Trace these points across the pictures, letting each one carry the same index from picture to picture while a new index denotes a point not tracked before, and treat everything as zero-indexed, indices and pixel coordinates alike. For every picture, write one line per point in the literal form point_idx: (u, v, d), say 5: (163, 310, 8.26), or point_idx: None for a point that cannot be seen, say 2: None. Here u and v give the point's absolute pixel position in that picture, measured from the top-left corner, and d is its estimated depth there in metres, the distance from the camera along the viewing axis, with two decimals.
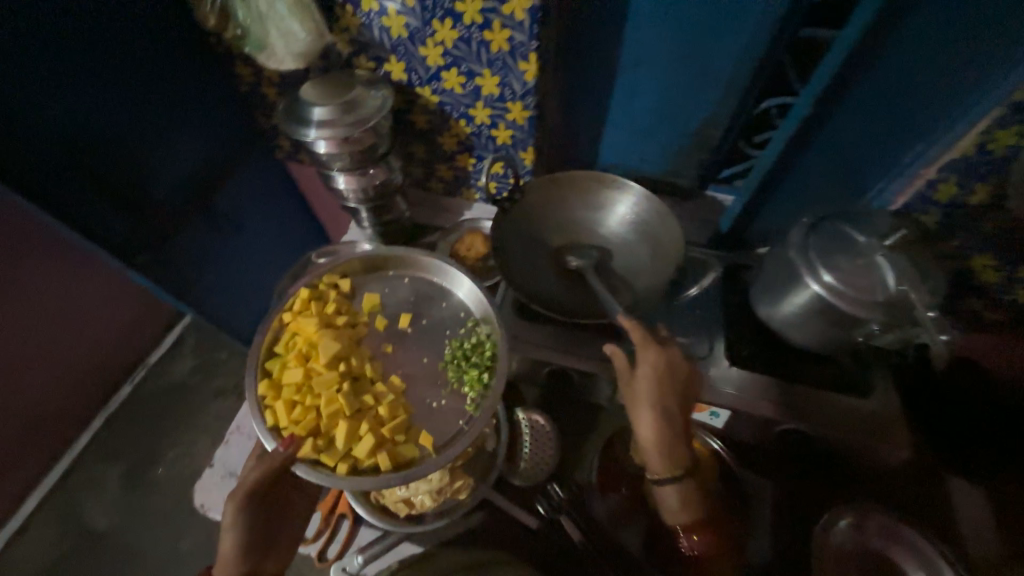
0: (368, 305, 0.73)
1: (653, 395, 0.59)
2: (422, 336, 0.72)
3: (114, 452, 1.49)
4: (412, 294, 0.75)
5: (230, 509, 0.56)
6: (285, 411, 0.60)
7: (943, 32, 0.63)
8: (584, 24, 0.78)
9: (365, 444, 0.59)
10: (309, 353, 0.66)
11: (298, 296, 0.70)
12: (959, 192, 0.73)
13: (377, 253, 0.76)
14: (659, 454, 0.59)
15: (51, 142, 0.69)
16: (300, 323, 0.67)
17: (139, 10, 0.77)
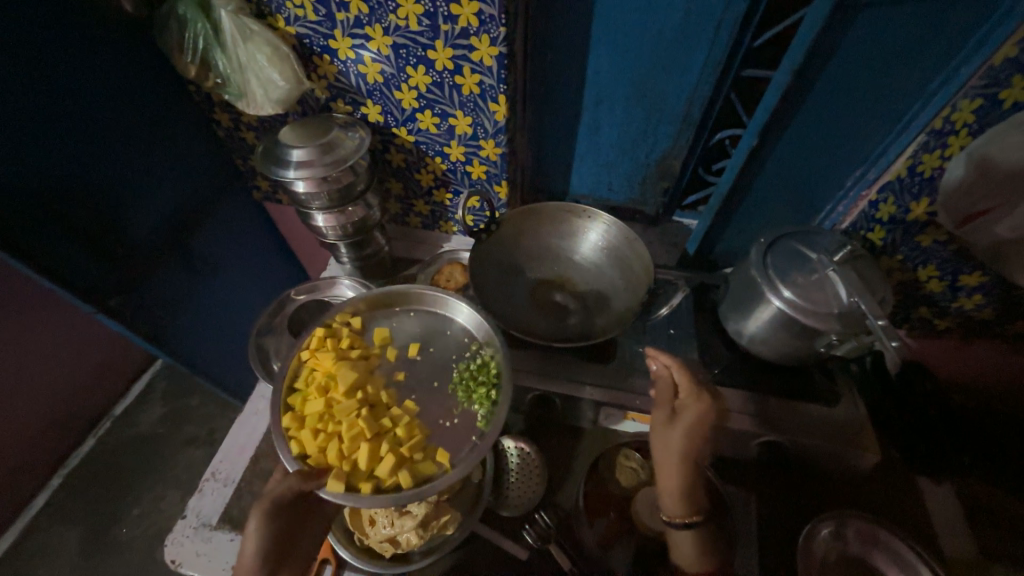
0: (380, 339, 0.73)
1: (689, 449, 0.60)
2: (429, 366, 0.71)
3: (73, 513, 1.39)
4: (421, 327, 0.76)
5: (255, 518, 0.56)
6: (309, 437, 0.60)
7: (868, 71, 0.71)
8: (548, 68, 0.84)
9: (387, 462, 0.59)
10: (328, 384, 0.66)
11: (313, 332, 0.70)
12: (898, 211, 0.79)
13: (380, 292, 0.76)
14: (679, 505, 0.59)
15: (27, 192, 0.69)
16: (318, 357, 0.68)
17: (121, 62, 0.79)
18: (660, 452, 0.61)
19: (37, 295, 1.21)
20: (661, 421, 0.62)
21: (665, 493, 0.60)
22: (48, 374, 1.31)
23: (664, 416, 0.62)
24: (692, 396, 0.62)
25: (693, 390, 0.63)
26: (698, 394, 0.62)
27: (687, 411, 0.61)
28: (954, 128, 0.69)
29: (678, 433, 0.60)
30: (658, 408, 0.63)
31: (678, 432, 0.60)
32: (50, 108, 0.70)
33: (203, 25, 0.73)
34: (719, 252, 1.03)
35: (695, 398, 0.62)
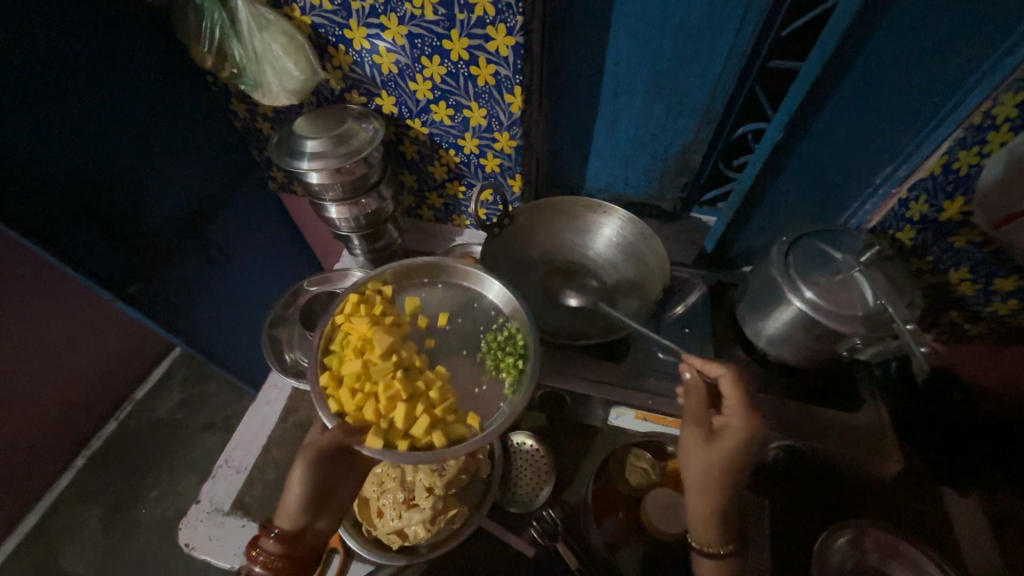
0: (411, 307, 0.75)
1: (726, 471, 0.58)
2: (459, 335, 0.74)
3: (95, 492, 1.44)
4: (449, 298, 0.78)
5: (299, 465, 0.60)
6: (348, 396, 0.64)
7: (902, 62, 0.67)
8: (566, 58, 0.82)
9: (422, 424, 0.63)
10: (363, 347, 0.68)
11: (347, 299, 0.73)
12: (930, 209, 0.76)
13: (410, 262, 0.79)
14: (709, 530, 0.59)
15: (46, 180, 0.70)
16: (353, 323, 0.70)
17: (139, 52, 0.80)
18: (694, 476, 0.59)
19: (61, 281, 1.24)
20: (696, 443, 0.60)
21: (695, 519, 0.59)
22: (72, 358, 1.35)
23: (699, 436, 0.60)
24: (737, 412, 0.59)
25: (738, 405, 0.59)
26: (744, 411, 0.58)
27: (728, 432, 0.58)
28: (994, 124, 0.65)
29: (715, 454, 0.58)
30: (693, 426, 0.61)
31: (716, 455, 0.58)
32: (71, 96, 0.71)
33: (220, 15, 0.73)
34: (737, 250, 1.01)
35: (740, 417, 0.58)
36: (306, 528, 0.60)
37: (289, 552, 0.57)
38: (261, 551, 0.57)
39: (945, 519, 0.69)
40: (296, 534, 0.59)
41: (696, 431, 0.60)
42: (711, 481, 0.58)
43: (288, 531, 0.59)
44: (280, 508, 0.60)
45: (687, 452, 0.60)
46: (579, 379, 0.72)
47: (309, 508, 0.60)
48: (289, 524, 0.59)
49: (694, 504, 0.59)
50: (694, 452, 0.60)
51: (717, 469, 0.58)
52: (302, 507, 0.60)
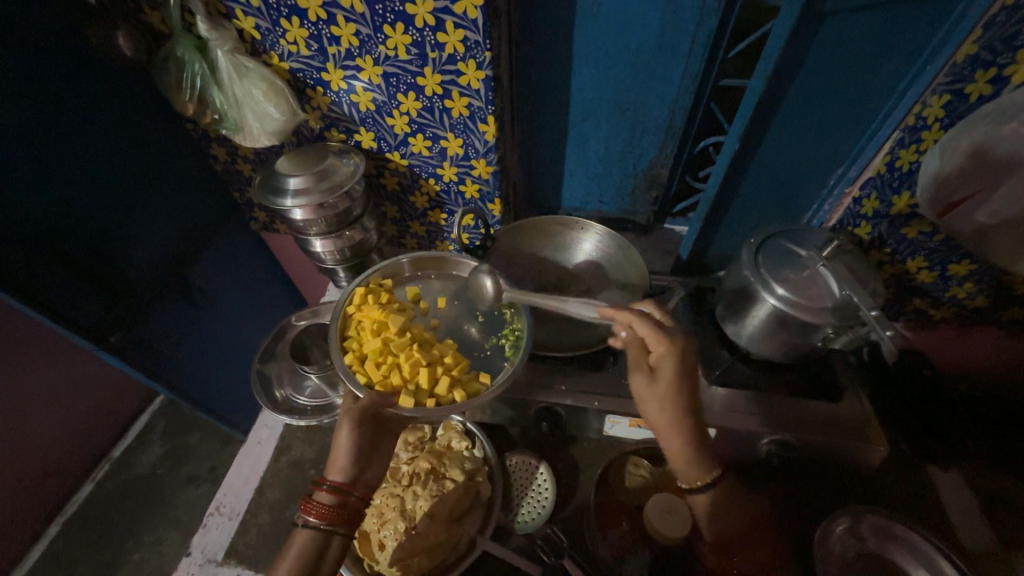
0: (413, 295, 0.82)
1: (675, 401, 0.62)
2: (459, 314, 0.82)
3: (70, 562, 1.35)
4: (447, 285, 0.85)
5: (347, 425, 0.65)
6: (374, 368, 0.71)
7: (839, 77, 0.74)
8: (535, 87, 0.88)
9: (444, 382, 0.69)
10: (380, 328, 0.74)
11: (354, 292, 0.78)
12: (880, 206, 0.82)
13: (419, 256, 0.85)
14: (689, 463, 0.64)
15: (28, 234, 0.70)
16: (365, 311, 0.76)
17: (122, 105, 0.82)
18: (656, 416, 0.63)
19: (34, 339, 1.20)
20: (643, 388, 0.63)
21: (673, 455, 0.64)
22: (45, 419, 1.28)
23: (644, 379, 0.62)
24: (659, 345, 0.62)
25: (656, 339, 0.62)
26: (666, 341, 0.62)
27: (665, 366, 0.61)
28: (927, 124, 0.72)
29: (659, 392, 0.62)
30: (636, 371, 0.63)
31: (660, 392, 0.62)
32: (52, 149, 0.72)
33: (200, 65, 0.76)
34: (711, 256, 1.05)
35: (663, 346, 0.61)
36: (354, 480, 0.64)
37: (343, 501, 0.61)
38: (317, 502, 0.60)
39: (934, 498, 0.71)
40: (347, 486, 0.63)
41: (640, 377, 0.63)
42: (674, 417, 0.62)
43: (339, 483, 0.63)
44: (330, 463, 0.64)
45: (641, 397, 0.63)
46: (573, 392, 0.74)
47: (357, 461, 0.65)
48: (342, 476, 0.63)
49: (667, 441, 0.64)
50: (646, 394, 0.62)
51: (667, 402, 0.62)
52: (352, 460, 0.64)
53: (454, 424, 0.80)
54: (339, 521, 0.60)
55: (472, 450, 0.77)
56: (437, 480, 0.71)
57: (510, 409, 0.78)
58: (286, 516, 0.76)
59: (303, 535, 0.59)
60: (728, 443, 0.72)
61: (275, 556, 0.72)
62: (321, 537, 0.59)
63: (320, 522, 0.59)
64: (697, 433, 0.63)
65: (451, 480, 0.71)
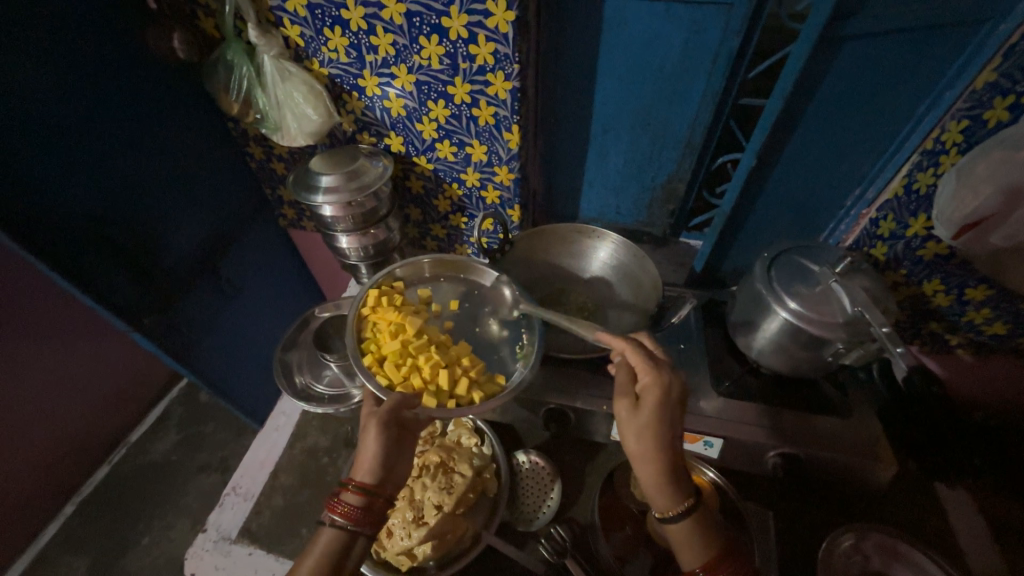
0: (424, 297, 0.84)
1: (656, 433, 0.57)
2: (470, 315, 0.84)
3: (84, 539, 1.40)
4: (457, 288, 0.87)
5: (374, 427, 0.64)
6: (394, 369, 0.72)
7: (857, 99, 0.76)
8: (558, 99, 0.91)
9: (463, 384, 0.71)
10: (398, 330, 0.76)
11: (369, 293, 0.79)
12: (897, 227, 0.82)
13: (438, 258, 0.87)
14: (664, 495, 0.57)
15: (77, 218, 0.75)
16: (381, 313, 0.77)
17: (169, 101, 0.87)
18: (631, 445, 0.58)
19: (67, 321, 1.25)
20: (624, 414, 0.59)
21: (647, 486, 0.58)
22: (70, 399, 1.34)
23: (626, 406, 0.59)
24: (646, 373, 0.59)
25: (645, 367, 0.59)
26: (654, 370, 0.59)
27: (648, 395, 0.58)
28: (944, 148, 0.73)
29: (640, 421, 0.57)
30: (620, 398, 0.60)
31: (640, 419, 0.57)
32: (104, 140, 0.77)
33: (247, 68, 0.81)
34: (725, 271, 1.07)
35: (648, 375, 0.58)
36: (383, 481, 0.62)
37: (369, 502, 0.60)
38: (342, 501, 0.59)
39: (939, 521, 0.71)
40: (375, 486, 0.61)
41: (622, 404, 0.59)
42: (650, 449, 0.57)
43: (367, 484, 0.61)
44: (357, 464, 0.62)
45: (621, 422, 0.59)
46: (581, 396, 0.75)
47: (386, 463, 0.63)
48: (369, 478, 0.61)
49: (641, 470, 0.58)
50: (626, 421, 0.58)
51: (648, 432, 0.57)
52: (378, 462, 0.62)
53: (465, 421, 0.82)
54: (363, 523, 0.59)
55: (480, 446, 0.79)
56: (445, 474, 0.73)
57: (520, 409, 0.79)
58: (298, 500, 0.79)
59: (329, 533, 0.59)
60: (734, 454, 0.73)
61: (284, 539, 0.75)
62: (348, 535, 0.58)
63: (345, 521, 0.58)
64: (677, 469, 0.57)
65: (459, 474, 0.73)
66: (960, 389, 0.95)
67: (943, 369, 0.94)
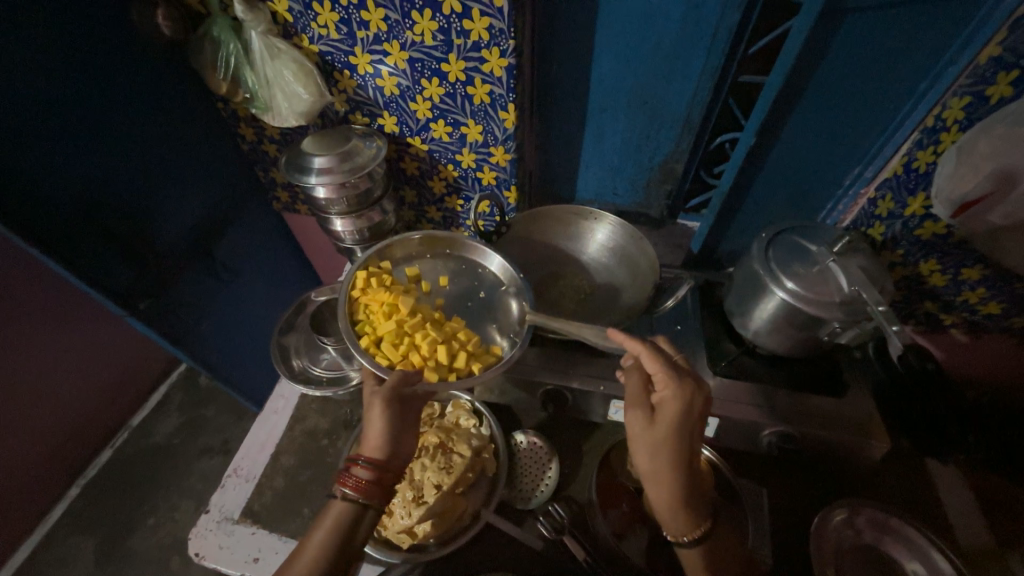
0: (414, 275, 0.83)
1: (672, 451, 0.55)
2: (462, 291, 0.83)
3: (90, 523, 1.42)
4: (447, 265, 0.86)
5: (378, 404, 0.64)
6: (391, 349, 0.72)
7: (858, 76, 0.74)
8: (556, 78, 0.90)
9: (461, 356, 0.72)
10: (391, 310, 0.75)
11: (357, 275, 0.78)
12: (895, 207, 0.82)
13: (428, 236, 0.86)
14: (677, 513, 0.57)
15: (69, 201, 0.73)
16: (371, 294, 0.77)
17: (156, 81, 0.85)
18: (645, 462, 0.57)
19: (62, 308, 1.24)
20: (639, 427, 0.57)
21: (660, 504, 0.58)
22: (70, 386, 1.34)
23: (642, 420, 0.57)
24: (667, 387, 0.57)
25: (665, 379, 0.57)
26: (674, 385, 0.56)
27: (667, 411, 0.56)
28: (946, 126, 0.72)
29: (655, 439, 0.56)
30: (634, 410, 0.58)
31: (657, 436, 0.56)
32: (91, 121, 0.75)
33: (235, 45, 0.79)
34: (722, 252, 1.07)
35: (669, 389, 0.56)
36: (392, 455, 0.63)
37: (379, 476, 0.60)
38: (353, 475, 0.60)
39: (927, 494, 0.73)
40: (384, 460, 0.62)
41: (637, 417, 0.58)
42: (669, 468, 0.56)
43: (376, 459, 0.61)
44: (365, 440, 0.63)
45: (636, 436, 0.57)
46: (579, 377, 0.76)
47: (392, 439, 0.63)
48: (378, 453, 0.62)
49: (653, 486, 0.58)
50: (641, 436, 0.57)
51: (663, 451, 0.56)
52: (386, 439, 0.63)
53: (464, 402, 0.83)
54: (373, 496, 0.60)
55: (479, 427, 0.80)
56: (445, 454, 0.74)
57: (518, 390, 0.80)
58: (300, 481, 0.80)
59: (340, 506, 0.60)
60: (728, 432, 0.74)
61: (287, 518, 0.76)
62: (359, 508, 0.59)
63: (356, 494, 0.59)
64: (693, 487, 0.57)
65: (458, 454, 0.74)
66: (951, 368, 0.96)
67: (936, 348, 0.95)
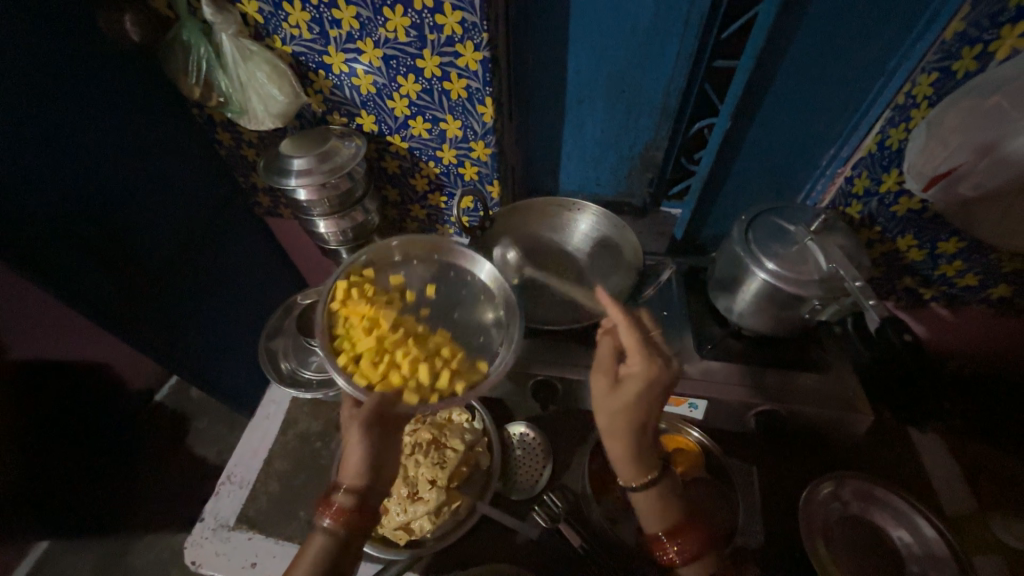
0: (397, 284, 0.80)
1: (632, 413, 0.61)
2: (448, 300, 0.81)
3: (86, 540, 1.40)
4: (431, 270, 0.84)
5: (355, 428, 0.66)
6: (371, 367, 0.68)
7: (829, 55, 0.75)
8: (531, 71, 0.89)
9: (445, 376, 0.70)
10: (372, 325, 0.72)
11: (337, 286, 0.75)
12: (871, 184, 0.84)
13: (409, 240, 0.84)
14: (630, 468, 0.62)
15: (46, 216, 0.72)
16: (351, 306, 0.73)
17: (128, 89, 0.83)
18: (607, 417, 0.62)
19: (43, 325, 1.22)
20: (603, 387, 0.63)
21: (616, 457, 0.62)
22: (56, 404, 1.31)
23: (609, 383, 0.63)
24: (637, 359, 0.62)
25: (637, 350, 0.62)
26: (642, 359, 0.61)
27: (633, 379, 0.61)
28: (916, 102, 0.74)
29: (615, 401, 0.61)
30: (602, 375, 0.64)
31: (622, 397, 0.61)
32: (63, 134, 0.74)
33: (206, 49, 0.78)
34: (704, 237, 1.08)
35: (639, 362, 0.61)
36: (370, 483, 0.64)
37: (355, 505, 0.62)
38: (332, 505, 0.62)
39: (908, 464, 0.76)
40: (362, 488, 0.64)
41: (604, 379, 0.63)
42: (629, 426, 0.61)
43: (353, 486, 0.63)
44: (344, 466, 0.66)
45: (600, 397, 0.63)
46: (569, 366, 0.77)
47: (370, 462, 0.65)
48: (356, 479, 0.64)
49: (611, 440, 0.62)
50: (604, 395, 0.62)
51: (622, 411, 0.61)
52: (365, 461, 0.65)
53: None
54: (350, 528, 0.61)
55: (471, 421, 0.80)
56: (438, 449, 0.74)
57: (509, 382, 0.81)
58: (296, 484, 0.80)
59: (318, 543, 0.60)
60: (717, 414, 0.75)
61: (284, 522, 0.76)
62: (336, 543, 0.60)
63: (334, 526, 0.61)
64: (646, 446, 0.62)
65: (451, 449, 0.74)
66: (931, 341, 0.98)
67: (915, 321, 0.97)
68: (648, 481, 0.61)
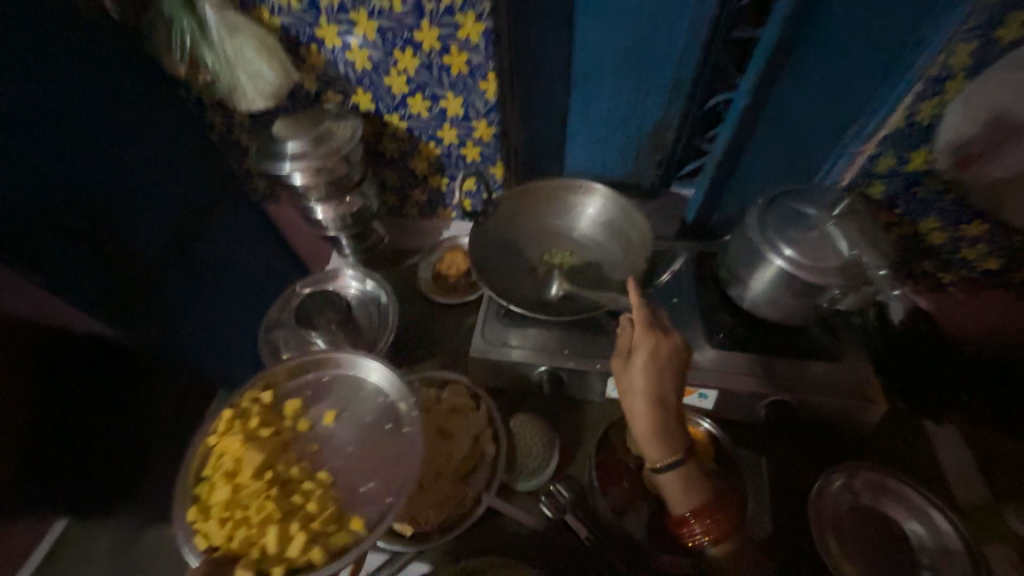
0: (292, 410, 0.63)
1: (644, 385, 0.57)
2: (351, 427, 0.62)
3: None
4: (339, 392, 0.65)
5: None
6: (217, 527, 0.52)
7: (855, 24, 0.71)
8: (536, 43, 0.84)
9: (297, 542, 0.51)
10: (236, 469, 0.56)
11: (220, 416, 0.61)
12: (896, 163, 0.79)
13: (307, 356, 0.67)
14: (655, 445, 0.57)
15: (29, 204, 0.69)
16: (225, 444, 0.58)
17: (108, 67, 0.79)
18: (622, 396, 0.59)
19: None
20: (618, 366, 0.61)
21: (640, 438, 0.58)
22: None
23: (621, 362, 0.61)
24: (641, 331, 0.60)
25: (640, 323, 0.61)
26: (646, 329, 0.60)
27: (639, 350, 0.59)
28: (950, 74, 0.68)
29: (627, 376, 0.58)
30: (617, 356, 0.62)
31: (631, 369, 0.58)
32: (41, 115, 0.70)
33: (188, 21, 0.73)
34: (716, 220, 1.04)
35: (641, 332, 0.60)
36: None
37: None
38: None
39: (920, 454, 0.75)
40: None
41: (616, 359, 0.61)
42: (644, 399, 0.57)
43: None
44: None
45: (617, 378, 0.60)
46: (578, 355, 0.75)
47: None
48: None
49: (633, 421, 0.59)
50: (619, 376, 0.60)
51: (636, 382, 0.57)
52: None
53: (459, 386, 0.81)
54: None
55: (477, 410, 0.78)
56: (445, 438, 0.73)
57: (514, 373, 0.79)
58: None
59: None
60: (727, 404, 0.74)
61: None
62: None
63: None
64: (671, 421, 0.57)
65: (457, 437, 0.73)
66: None
67: None
68: (676, 458, 0.56)
